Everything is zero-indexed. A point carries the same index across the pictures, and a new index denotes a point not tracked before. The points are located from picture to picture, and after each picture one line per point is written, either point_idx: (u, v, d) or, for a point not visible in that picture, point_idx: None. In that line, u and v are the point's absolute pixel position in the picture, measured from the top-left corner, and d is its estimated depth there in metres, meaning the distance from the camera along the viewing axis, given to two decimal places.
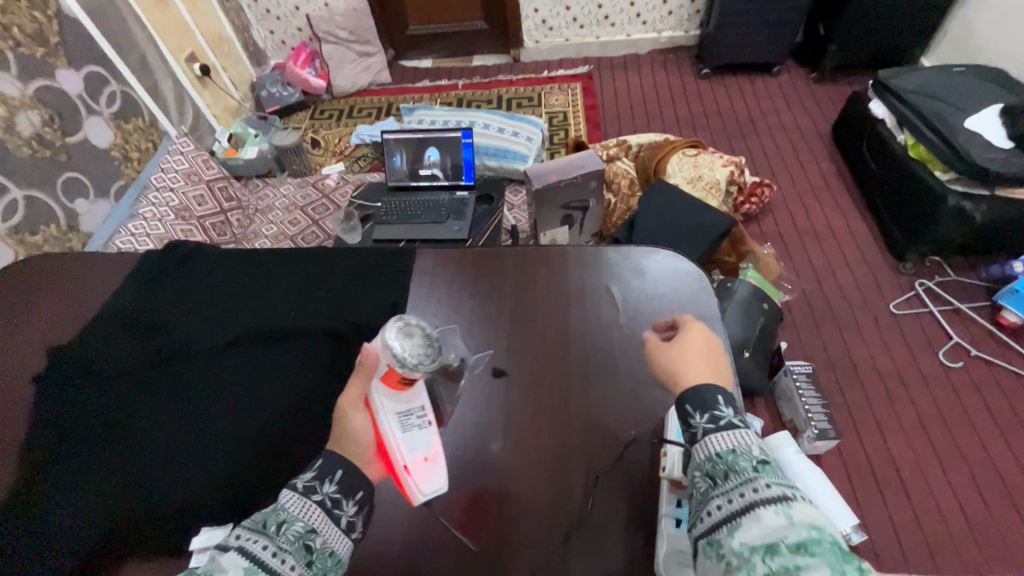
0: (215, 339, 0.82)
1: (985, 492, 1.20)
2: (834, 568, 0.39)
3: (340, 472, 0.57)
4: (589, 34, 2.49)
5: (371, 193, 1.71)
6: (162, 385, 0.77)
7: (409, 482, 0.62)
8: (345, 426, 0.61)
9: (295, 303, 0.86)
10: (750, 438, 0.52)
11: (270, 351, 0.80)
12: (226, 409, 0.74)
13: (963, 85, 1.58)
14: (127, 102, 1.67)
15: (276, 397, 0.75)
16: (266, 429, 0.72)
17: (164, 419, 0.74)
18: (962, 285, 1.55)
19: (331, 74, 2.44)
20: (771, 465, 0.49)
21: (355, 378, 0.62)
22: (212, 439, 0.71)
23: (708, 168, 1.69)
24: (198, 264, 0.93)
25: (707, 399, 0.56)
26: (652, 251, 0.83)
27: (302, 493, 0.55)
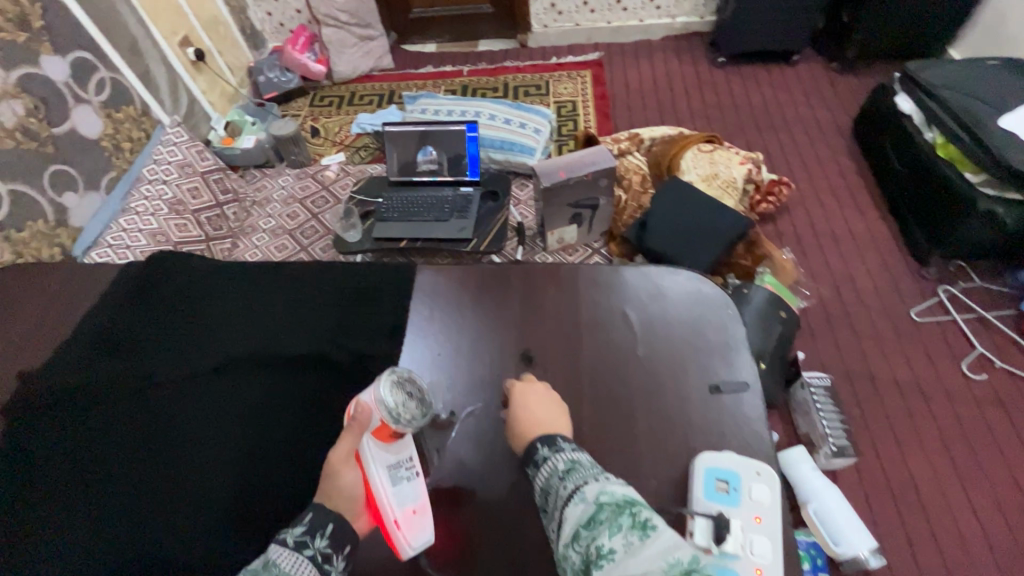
0: (197, 365, 0.78)
1: (1008, 513, 1.15)
2: (615, 535, 0.45)
3: (331, 526, 0.57)
4: (600, 18, 2.39)
5: (371, 188, 1.63)
6: (148, 414, 0.74)
7: (397, 538, 0.58)
8: (336, 482, 0.59)
9: (290, 323, 0.81)
10: (556, 456, 0.56)
11: (259, 380, 0.76)
12: (208, 444, 0.71)
13: (998, 79, 1.49)
14: (117, 89, 1.60)
15: (265, 431, 0.71)
16: (257, 461, 0.69)
17: (152, 453, 0.70)
18: (988, 292, 1.49)
19: (331, 59, 2.35)
20: (575, 468, 0.54)
21: (344, 433, 0.59)
22: (203, 473, 0.68)
23: (724, 165, 1.61)
24: (189, 278, 0.88)
25: (529, 451, 0.58)
26: (673, 270, 0.77)
27: (293, 548, 0.56)
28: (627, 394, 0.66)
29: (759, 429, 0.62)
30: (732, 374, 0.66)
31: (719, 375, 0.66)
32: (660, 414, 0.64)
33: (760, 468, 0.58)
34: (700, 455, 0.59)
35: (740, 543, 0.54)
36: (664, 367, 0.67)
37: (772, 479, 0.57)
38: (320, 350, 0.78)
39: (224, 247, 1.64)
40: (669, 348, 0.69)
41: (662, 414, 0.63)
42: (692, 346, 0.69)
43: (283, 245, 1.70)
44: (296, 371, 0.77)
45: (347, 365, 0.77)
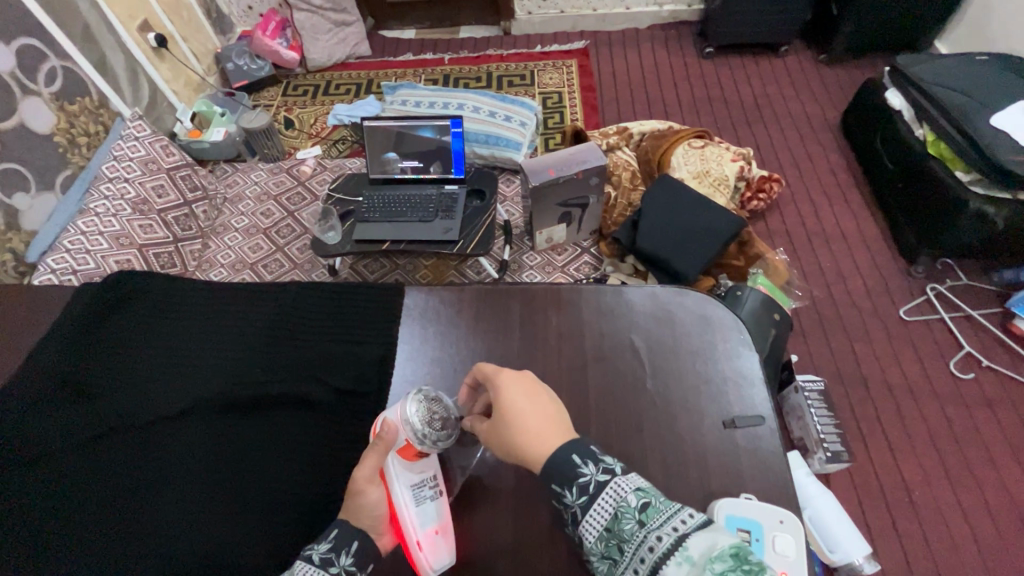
0: (162, 406, 0.72)
1: (995, 513, 1.17)
2: None
3: (356, 544, 0.55)
4: (586, 6, 2.31)
5: (350, 186, 1.55)
6: (122, 456, 0.69)
7: (420, 560, 0.56)
8: (360, 501, 0.56)
9: (269, 351, 0.76)
10: (622, 488, 0.48)
11: (227, 422, 0.71)
12: (175, 490, 0.66)
13: (987, 76, 1.48)
14: (70, 78, 1.47)
15: (239, 476, 0.66)
16: (243, 499, 0.65)
17: (129, 497, 0.66)
18: (974, 290, 1.49)
19: (305, 45, 2.23)
20: (653, 508, 0.46)
21: (368, 452, 0.56)
22: (184, 518, 0.64)
23: (716, 162, 1.58)
24: (155, 304, 0.83)
25: (567, 471, 0.51)
26: (679, 291, 0.74)
27: (319, 566, 0.53)
28: (637, 431, 0.62)
29: (776, 465, 0.59)
30: (746, 406, 0.63)
31: (734, 409, 0.63)
32: (673, 452, 0.60)
33: (781, 517, 0.54)
34: (720, 501, 0.56)
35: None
36: (674, 401, 0.64)
37: (796, 528, 0.54)
38: (305, 379, 0.73)
39: (194, 248, 1.58)
40: (678, 378, 0.65)
41: (674, 452, 0.60)
42: (705, 380, 0.65)
43: (258, 245, 1.65)
44: (281, 401, 0.72)
45: (332, 398, 0.71)
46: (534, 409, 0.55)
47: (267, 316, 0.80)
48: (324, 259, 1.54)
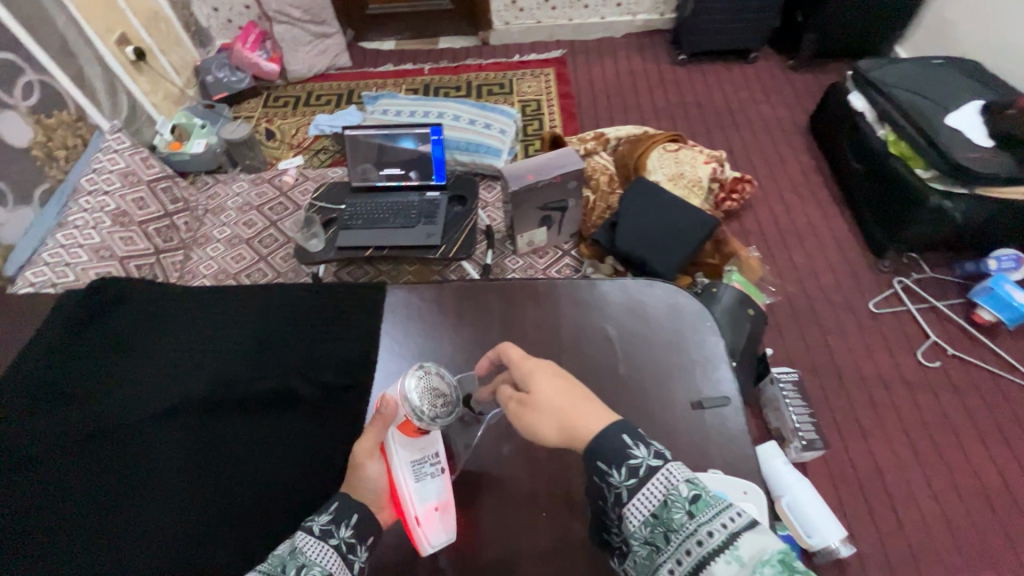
0: (151, 408, 0.75)
1: (963, 494, 1.21)
2: None
3: (356, 516, 0.57)
4: (562, 16, 2.37)
5: (332, 195, 1.57)
6: (108, 462, 0.71)
7: (418, 535, 0.59)
8: (360, 473, 0.59)
9: (254, 353, 0.78)
10: (675, 477, 0.47)
11: (215, 421, 0.73)
12: (164, 486, 0.68)
13: (942, 78, 1.56)
14: (47, 92, 1.47)
15: (225, 470, 0.68)
16: (229, 496, 0.66)
17: (115, 502, 0.67)
18: (938, 282, 1.56)
19: (285, 57, 2.25)
20: (704, 501, 0.45)
21: (370, 426, 0.59)
22: (169, 518, 0.65)
23: (690, 165, 1.63)
24: (141, 311, 0.85)
25: (617, 449, 0.49)
26: (650, 283, 0.77)
27: (319, 537, 0.54)
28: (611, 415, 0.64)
29: (742, 444, 0.62)
30: (714, 387, 0.66)
31: (702, 391, 0.66)
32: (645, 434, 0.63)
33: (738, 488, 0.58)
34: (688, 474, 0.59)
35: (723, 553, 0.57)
36: (647, 385, 0.67)
37: (758, 497, 0.57)
38: (291, 381, 0.75)
39: (175, 259, 1.60)
40: (649, 363, 0.68)
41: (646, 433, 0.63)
42: (675, 364, 0.68)
43: (241, 254, 1.66)
44: (267, 402, 0.74)
45: (317, 397, 0.73)
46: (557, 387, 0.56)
47: (252, 319, 0.81)
48: (308, 266, 1.55)
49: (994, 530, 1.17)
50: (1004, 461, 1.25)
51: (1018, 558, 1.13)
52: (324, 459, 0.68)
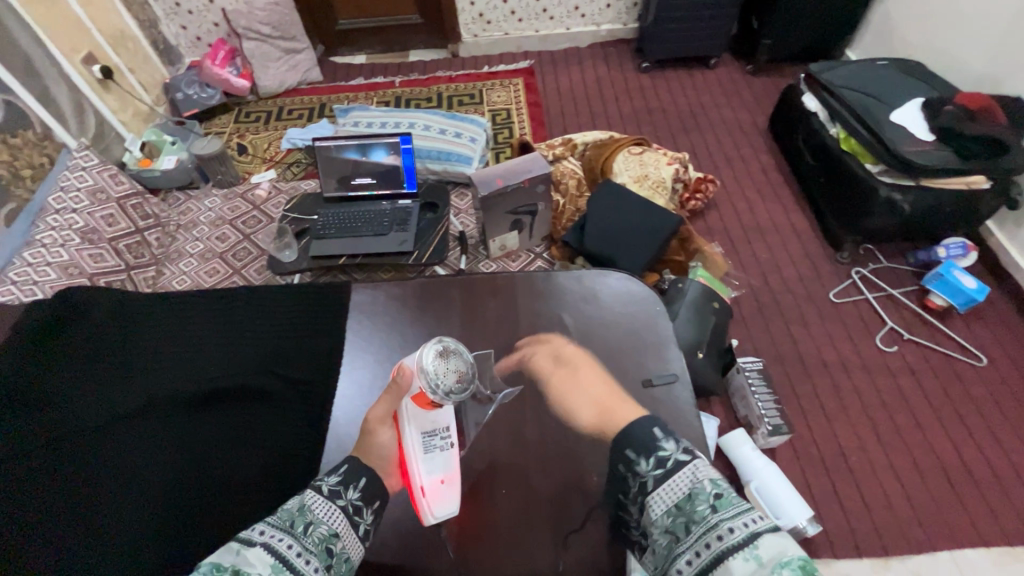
0: (117, 408, 0.76)
1: (923, 472, 1.27)
2: None
3: (363, 481, 0.63)
4: (529, 28, 2.44)
5: (305, 206, 1.58)
6: (77, 464, 0.71)
7: (422, 504, 0.64)
8: (373, 439, 0.67)
9: (222, 356, 0.80)
10: None
11: (186, 417, 0.76)
12: (134, 483, 0.70)
13: (886, 78, 1.64)
14: (11, 112, 1.46)
15: (197, 463, 0.71)
16: (210, 496, 0.69)
17: (83, 501, 0.69)
18: (893, 271, 1.63)
19: (255, 73, 2.26)
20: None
21: (387, 395, 0.66)
22: (145, 520, 0.67)
23: (654, 166, 1.68)
24: (106, 316, 0.86)
25: None
26: (602, 274, 0.84)
27: (328, 497, 0.61)
28: (569, 395, 0.74)
29: (687, 412, 0.73)
30: (660, 365, 0.76)
31: (650, 369, 0.76)
32: None
33: (700, 469, 0.60)
34: None
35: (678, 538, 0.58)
36: (601, 365, 0.75)
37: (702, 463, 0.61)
38: (261, 380, 0.77)
39: (147, 274, 1.60)
40: (601, 349, 0.77)
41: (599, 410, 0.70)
42: (625, 347, 0.77)
43: (214, 268, 1.66)
44: (241, 400, 0.77)
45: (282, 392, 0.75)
46: None
47: (221, 323, 0.84)
48: (282, 276, 1.56)
49: (953, 504, 1.22)
50: (959, 438, 1.31)
51: (975, 530, 1.19)
52: (299, 457, 0.71)
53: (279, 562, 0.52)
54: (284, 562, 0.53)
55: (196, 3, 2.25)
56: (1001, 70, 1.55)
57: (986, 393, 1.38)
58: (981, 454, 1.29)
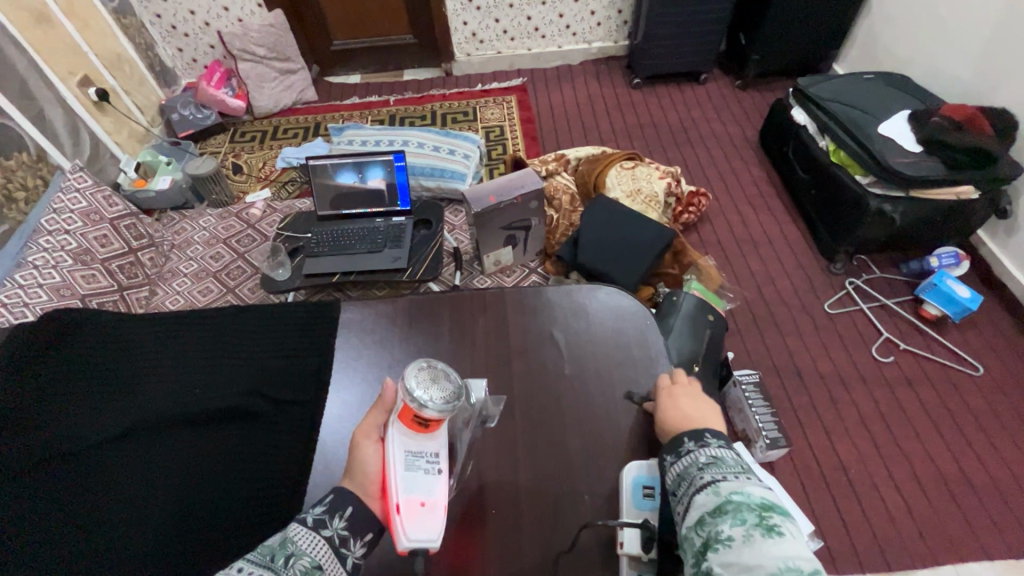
0: (102, 432, 0.74)
1: (924, 484, 1.25)
2: (743, 524, 0.45)
3: (351, 509, 0.55)
4: (521, 46, 2.48)
5: (299, 223, 1.59)
6: (50, 501, 0.69)
7: (396, 525, 0.54)
8: (357, 452, 0.58)
9: (207, 377, 0.78)
10: (695, 447, 0.56)
11: (166, 440, 0.73)
12: (112, 511, 0.67)
13: (873, 92, 1.66)
14: (6, 134, 1.46)
15: (173, 488, 0.68)
16: (181, 527, 0.64)
17: (63, 532, 0.66)
18: (887, 281, 1.63)
19: (250, 93, 2.29)
20: (715, 466, 0.52)
21: (378, 406, 0.59)
22: (114, 556, 0.63)
23: (646, 180, 1.69)
24: (92, 337, 0.84)
25: (674, 442, 0.58)
26: (595, 287, 0.81)
27: (312, 527, 0.54)
28: (557, 413, 0.69)
29: None
30: (654, 380, 0.71)
31: (642, 384, 0.71)
32: (592, 434, 0.67)
33: None
34: (629, 464, 0.64)
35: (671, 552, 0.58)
36: (591, 381, 0.71)
37: None
38: (245, 399, 0.75)
39: (141, 295, 1.59)
40: (593, 363, 0.73)
41: (592, 427, 0.68)
42: (617, 362, 0.73)
43: (208, 288, 1.65)
44: (221, 424, 0.74)
45: (269, 413, 0.74)
46: None
47: (201, 345, 0.82)
48: (276, 295, 1.56)
49: (955, 516, 1.20)
50: (959, 448, 1.30)
51: (979, 542, 1.17)
52: (279, 483, 0.67)
53: None
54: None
55: (193, 26, 2.28)
56: (985, 81, 1.57)
57: (983, 402, 1.38)
58: (981, 464, 1.28)
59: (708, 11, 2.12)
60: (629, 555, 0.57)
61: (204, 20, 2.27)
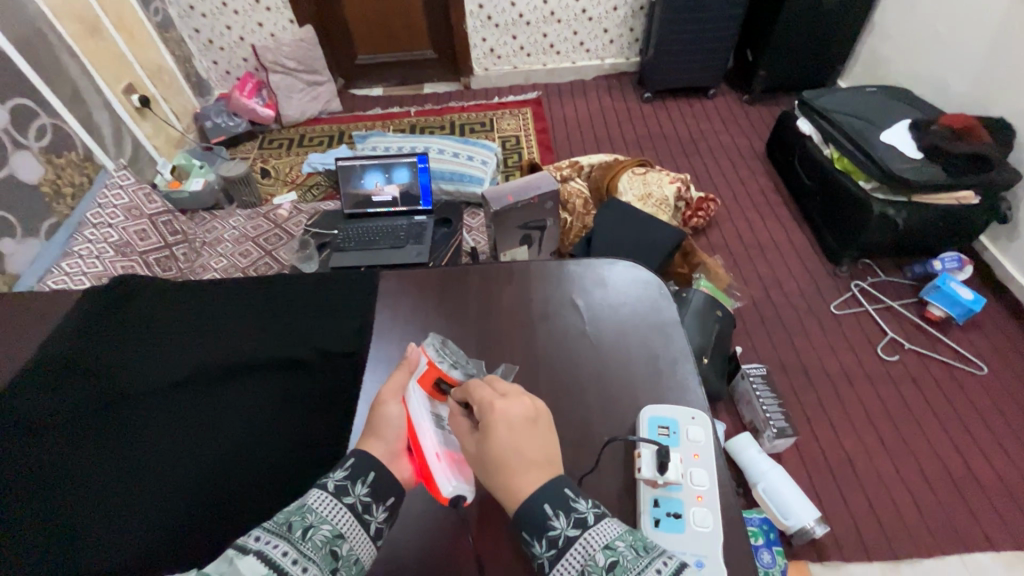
0: (162, 378, 0.76)
1: (929, 477, 1.28)
2: None
3: (372, 474, 0.57)
4: (536, 62, 2.59)
5: (326, 221, 1.67)
6: (82, 459, 0.69)
7: (438, 471, 0.58)
8: (380, 414, 0.61)
9: (256, 332, 0.81)
10: (593, 540, 0.46)
11: (222, 389, 0.75)
12: (175, 450, 0.69)
13: (875, 104, 1.74)
14: (58, 134, 1.57)
15: (235, 431, 0.70)
16: (246, 468, 0.66)
17: (126, 467, 0.68)
18: (891, 284, 1.68)
19: (279, 103, 2.41)
20: (621, 567, 0.44)
21: (397, 373, 0.64)
22: (175, 494, 0.65)
23: (657, 185, 1.77)
24: (139, 295, 0.86)
25: (538, 521, 0.48)
26: (612, 262, 0.85)
27: (334, 494, 0.54)
28: (577, 371, 0.71)
29: (692, 388, 0.69)
30: (669, 344, 0.74)
31: (658, 347, 0.73)
32: (610, 389, 0.69)
33: (703, 435, 0.63)
34: (644, 408, 0.66)
35: (682, 474, 0.60)
36: (609, 345, 0.74)
37: (705, 422, 0.64)
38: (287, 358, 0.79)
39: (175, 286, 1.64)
40: (614, 328, 0.76)
41: (610, 384, 0.70)
42: (638, 327, 0.76)
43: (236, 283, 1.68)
44: (269, 379, 0.76)
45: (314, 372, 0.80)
46: (523, 443, 0.51)
47: (249, 307, 0.85)
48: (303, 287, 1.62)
49: (960, 508, 1.23)
50: (962, 443, 1.33)
51: (984, 533, 1.19)
52: (322, 430, 0.70)
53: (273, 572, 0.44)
54: (281, 571, 0.45)
55: (228, 40, 2.43)
56: (984, 93, 1.64)
57: (987, 400, 1.41)
58: (986, 459, 1.31)
59: (716, 30, 2.23)
60: (645, 480, 0.59)
61: (238, 35, 2.42)
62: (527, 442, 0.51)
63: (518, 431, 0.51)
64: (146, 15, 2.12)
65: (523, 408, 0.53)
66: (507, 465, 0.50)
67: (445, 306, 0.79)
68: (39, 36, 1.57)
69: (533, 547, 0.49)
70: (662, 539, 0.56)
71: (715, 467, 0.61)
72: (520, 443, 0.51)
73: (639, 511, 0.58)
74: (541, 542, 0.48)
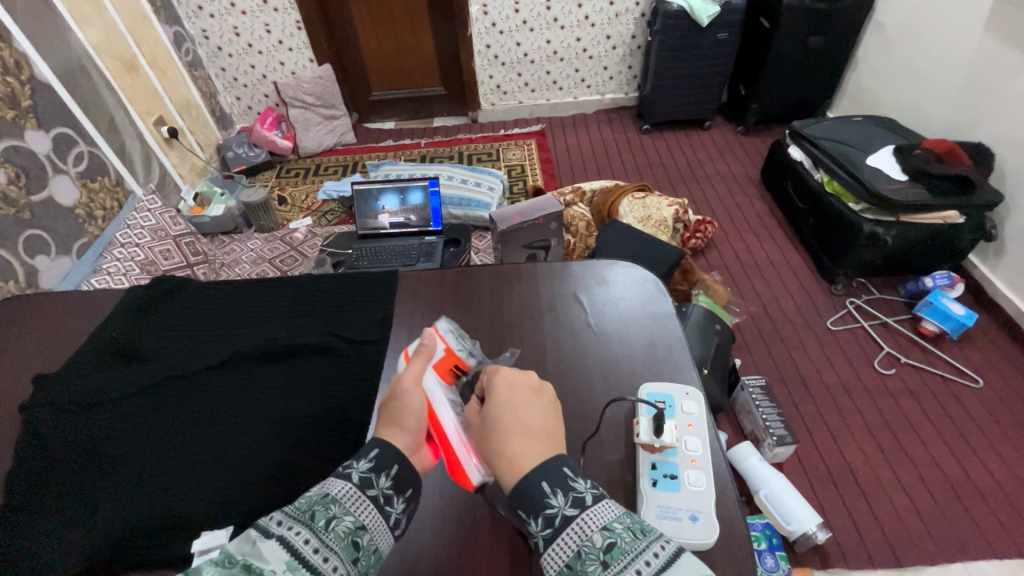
0: (203, 361, 0.82)
1: (930, 486, 1.30)
2: None
3: (396, 468, 0.56)
4: (540, 97, 2.75)
5: (342, 242, 1.77)
6: (133, 429, 0.75)
7: (464, 457, 0.59)
8: (400, 402, 0.60)
9: (286, 324, 0.88)
10: (589, 523, 0.46)
11: (259, 370, 0.81)
12: (218, 423, 0.75)
13: (860, 132, 1.84)
14: (94, 161, 1.68)
15: (272, 405, 0.76)
16: (281, 439, 0.72)
17: (174, 435, 0.74)
18: (886, 301, 1.74)
19: (297, 136, 2.56)
20: (619, 549, 0.44)
21: (414, 360, 0.64)
22: (220, 459, 0.70)
23: (656, 208, 1.86)
24: (181, 294, 0.94)
25: (536, 498, 0.48)
26: (612, 263, 0.91)
27: (359, 486, 0.54)
28: (582, 357, 0.77)
29: (688, 371, 0.75)
30: (666, 334, 0.80)
31: (656, 334, 0.80)
32: (613, 371, 0.75)
33: (698, 407, 0.68)
34: (644, 386, 0.71)
35: (676, 440, 0.65)
36: (612, 335, 0.80)
37: (698, 396, 0.69)
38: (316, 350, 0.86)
39: None
40: (618, 321, 0.81)
41: (612, 369, 0.75)
42: (640, 317, 0.82)
43: None
44: (300, 363, 0.82)
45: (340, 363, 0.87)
46: (526, 409, 0.55)
47: (282, 302, 0.92)
48: None
49: (962, 516, 1.25)
50: (962, 454, 1.36)
51: (988, 541, 1.20)
52: (349, 409, 0.75)
53: (295, 560, 0.46)
54: (302, 559, 0.46)
55: (251, 78, 2.60)
56: (964, 121, 1.73)
57: (984, 412, 1.44)
58: (986, 469, 1.33)
59: (709, 67, 2.37)
60: (643, 444, 0.64)
61: (261, 73, 2.59)
62: (528, 409, 0.55)
63: (522, 397, 0.56)
64: (178, 55, 2.28)
65: (528, 381, 0.59)
66: (503, 423, 0.53)
67: (458, 302, 0.86)
68: (82, 72, 1.70)
69: (526, 523, 0.49)
70: (660, 497, 0.61)
71: (708, 436, 0.67)
72: (522, 409, 0.55)
73: (638, 475, 0.63)
74: (537, 520, 0.48)
